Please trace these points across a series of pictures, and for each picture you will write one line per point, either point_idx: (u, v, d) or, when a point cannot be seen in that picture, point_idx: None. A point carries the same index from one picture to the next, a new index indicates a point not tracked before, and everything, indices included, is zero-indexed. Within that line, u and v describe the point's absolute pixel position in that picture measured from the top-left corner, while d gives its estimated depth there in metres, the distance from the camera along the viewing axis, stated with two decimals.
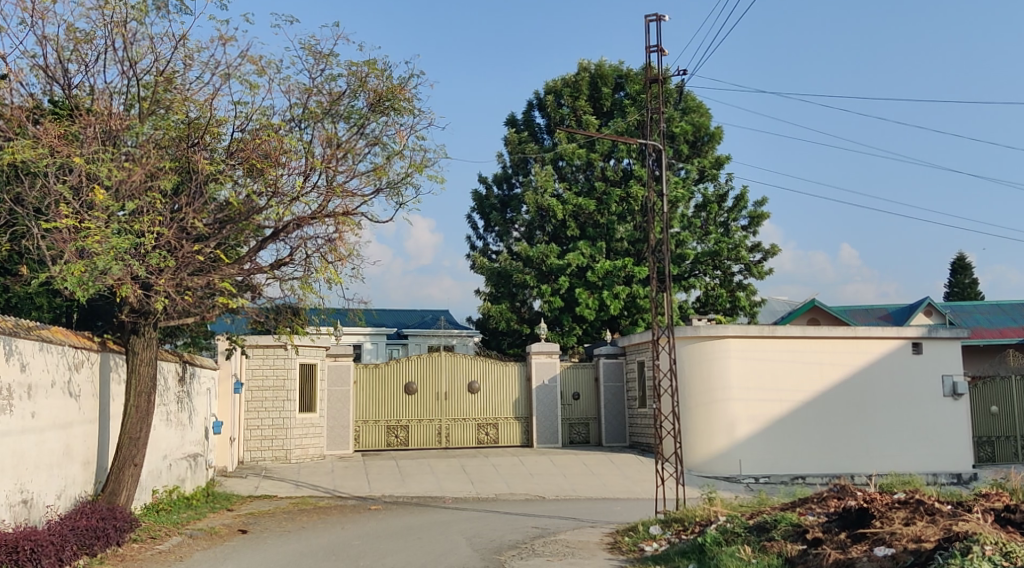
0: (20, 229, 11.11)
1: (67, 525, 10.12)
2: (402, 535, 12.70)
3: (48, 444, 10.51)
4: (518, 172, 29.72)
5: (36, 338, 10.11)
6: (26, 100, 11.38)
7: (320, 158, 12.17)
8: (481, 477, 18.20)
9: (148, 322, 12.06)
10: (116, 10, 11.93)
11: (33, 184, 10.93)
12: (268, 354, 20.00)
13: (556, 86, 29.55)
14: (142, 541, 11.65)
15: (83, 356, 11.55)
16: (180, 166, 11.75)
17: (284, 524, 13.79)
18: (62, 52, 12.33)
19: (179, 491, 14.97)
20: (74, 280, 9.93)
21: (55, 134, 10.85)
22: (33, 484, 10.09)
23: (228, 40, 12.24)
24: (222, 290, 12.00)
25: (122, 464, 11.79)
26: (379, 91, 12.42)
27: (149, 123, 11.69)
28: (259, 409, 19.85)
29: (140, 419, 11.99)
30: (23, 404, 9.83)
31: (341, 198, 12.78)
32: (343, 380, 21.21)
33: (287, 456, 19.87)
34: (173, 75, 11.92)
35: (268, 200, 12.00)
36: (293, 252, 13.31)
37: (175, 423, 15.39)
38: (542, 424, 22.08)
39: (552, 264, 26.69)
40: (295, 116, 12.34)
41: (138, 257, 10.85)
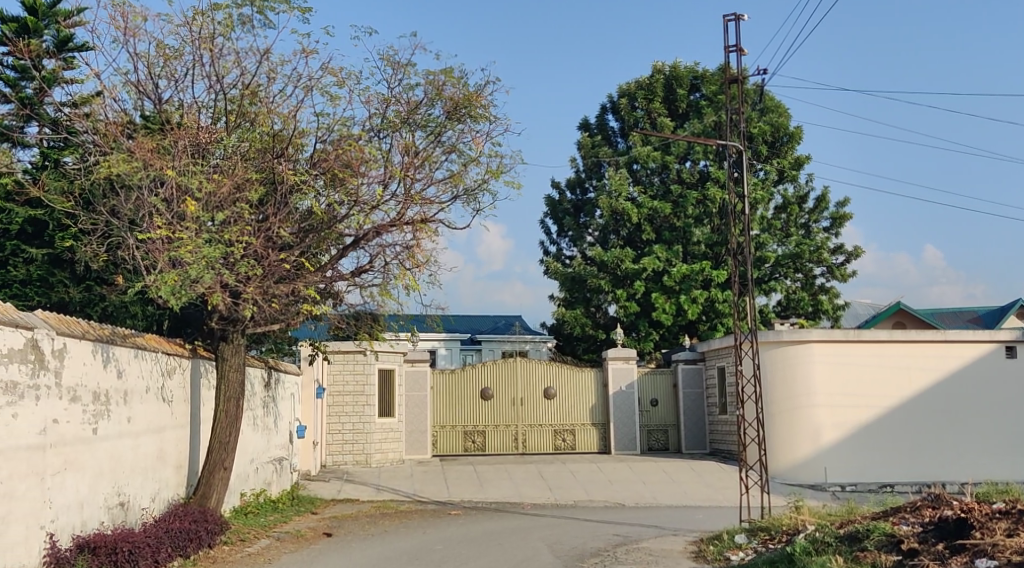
0: (116, 240, 11.53)
1: (162, 527, 10.45)
2: (484, 540, 12.79)
3: (143, 449, 10.85)
4: (592, 177, 29.59)
5: (132, 346, 10.47)
6: (120, 115, 11.80)
7: (399, 167, 12.34)
8: (561, 483, 18.20)
9: (236, 329, 12.36)
10: (203, 26, 12.29)
11: (128, 197, 11.30)
12: (348, 359, 20.36)
13: (630, 88, 29.35)
14: (232, 543, 11.94)
15: (176, 362, 11.91)
16: (265, 177, 12.00)
17: (368, 528, 14.01)
18: (153, 68, 12.76)
19: (266, 494, 15.34)
20: (167, 289, 10.29)
21: (148, 148, 11.20)
22: (130, 487, 10.44)
23: (308, 53, 12.51)
24: (305, 297, 12.23)
25: (213, 468, 12.11)
26: (456, 99, 12.55)
27: (236, 135, 12.04)
28: (341, 414, 20.22)
29: (229, 423, 12.29)
30: (119, 408, 10.17)
31: (419, 206, 12.93)
32: (420, 385, 21.47)
33: (367, 460, 20.17)
34: (257, 88, 12.25)
35: (349, 210, 12.19)
36: (372, 259, 13.53)
37: (262, 427, 15.76)
38: (621, 430, 21.96)
39: (627, 269, 26.54)
40: (375, 126, 12.53)
41: (228, 265, 11.13)
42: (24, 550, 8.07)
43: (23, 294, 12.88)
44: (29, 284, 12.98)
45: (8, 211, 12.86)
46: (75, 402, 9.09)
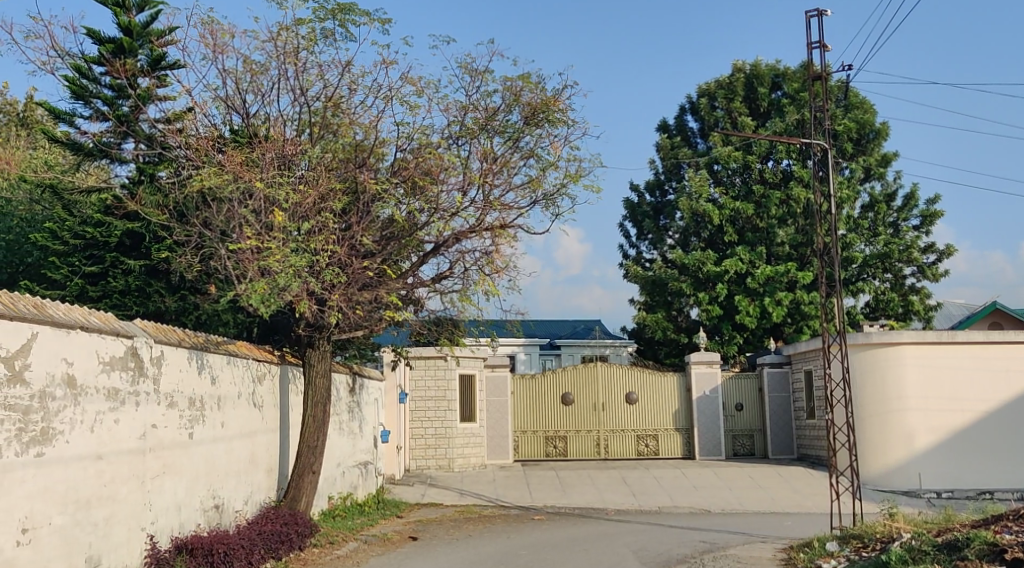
0: (208, 250, 11.89)
1: (255, 530, 10.71)
2: (570, 546, 12.79)
3: (236, 452, 11.14)
4: (671, 178, 29.35)
5: (224, 352, 10.76)
6: (210, 129, 12.16)
7: (478, 173, 12.43)
8: (644, 489, 18.07)
9: (323, 335, 12.60)
10: (288, 40, 12.58)
11: (220, 209, 11.64)
12: (430, 365, 20.59)
13: (710, 88, 29.10)
14: (322, 546, 12.18)
15: (266, 368, 12.21)
16: (348, 187, 12.20)
17: (453, 532, 14.12)
18: (241, 83, 13.11)
19: (352, 498, 15.59)
20: (257, 297, 10.55)
21: (238, 161, 11.53)
22: (224, 490, 10.73)
23: (388, 64, 12.72)
24: (387, 303, 12.39)
25: (302, 471, 12.37)
26: (534, 104, 12.59)
27: (319, 146, 12.28)
28: (423, 419, 20.46)
29: (317, 428, 12.54)
30: (213, 414, 10.45)
31: (499, 211, 13.01)
32: (501, 390, 21.58)
33: (450, 465, 20.33)
34: (339, 99, 12.49)
35: (429, 217, 12.32)
36: (452, 266, 13.66)
37: (348, 431, 16.03)
38: (705, 435, 21.68)
39: (709, 271, 26.18)
40: (453, 133, 12.65)
41: (314, 273, 11.37)
42: (126, 551, 8.35)
43: (123, 304, 13.33)
44: (128, 294, 13.43)
45: (108, 225, 13.35)
46: (172, 408, 9.37)
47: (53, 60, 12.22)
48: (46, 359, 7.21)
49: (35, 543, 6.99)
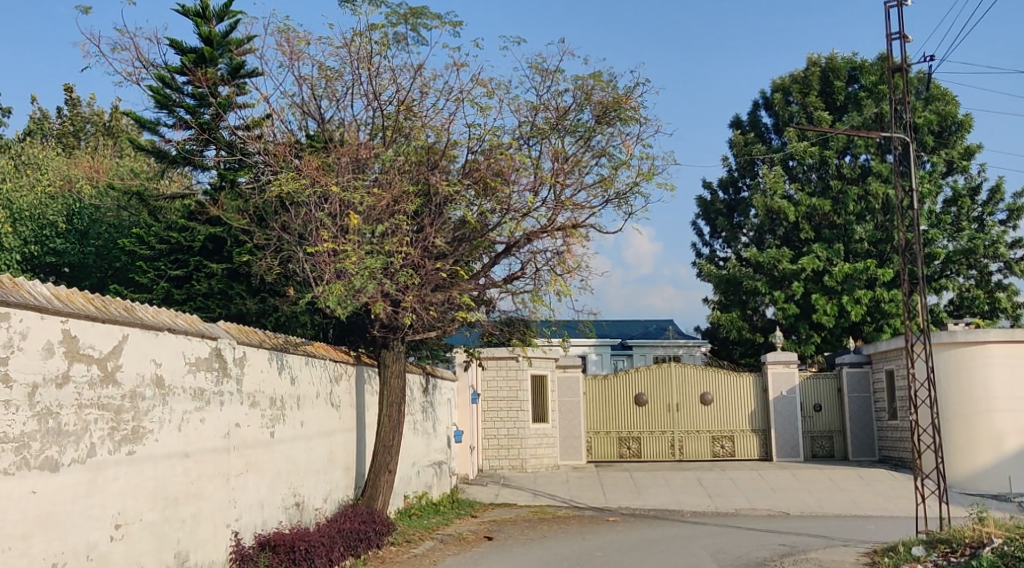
0: (287, 253, 12.10)
1: (334, 527, 10.86)
2: (646, 547, 12.70)
3: (316, 451, 11.34)
4: (745, 175, 28.92)
5: (303, 353, 10.95)
6: (287, 135, 12.40)
7: (549, 173, 12.41)
8: (720, 491, 17.84)
9: (397, 336, 12.71)
10: (361, 46, 12.74)
11: (298, 213, 11.87)
12: (502, 365, 20.67)
13: (784, 83, 28.64)
14: (399, 544, 12.31)
15: (343, 369, 12.40)
16: (421, 190, 12.30)
17: (528, 532, 14.16)
18: (316, 89, 13.32)
19: (427, 497, 15.73)
20: (334, 299, 10.74)
21: (314, 165, 11.75)
22: (304, 488, 10.92)
23: (460, 66, 12.78)
24: (460, 304, 12.41)
25: (378, 471, 12.52)
26: (605, 103, 12.55)
27: (392, 149, 12.39)
28: (496, 419, 20.55)
29: (393, 428, 12.65)
30: (293, 413, 10.64)
31: (571, 210, 12.98)
32: (573, 391, 21.60)
33: (523, 465, 20.36)
34: (411, 103, 12.58)
35: (501, 217, 12.33)
36: (524, 266, 13.68)
37: (422, 431, 16.17)
38: (782, 436, 21.32)
39: (785, 269, 25.72)
40: (524, 133, 12.65)
41: (388, 275, 11.48)
42: (212, 547, 8.56)
43: (206, 306, 13.64)
44: (211, 296, 13.75)
45: (191, 230, 13.76)
46: (254, 407, 9.57)
47: (138, 71, 12.59)
48: (137, 360, 7.43)
49: (127, 538, 7.21)
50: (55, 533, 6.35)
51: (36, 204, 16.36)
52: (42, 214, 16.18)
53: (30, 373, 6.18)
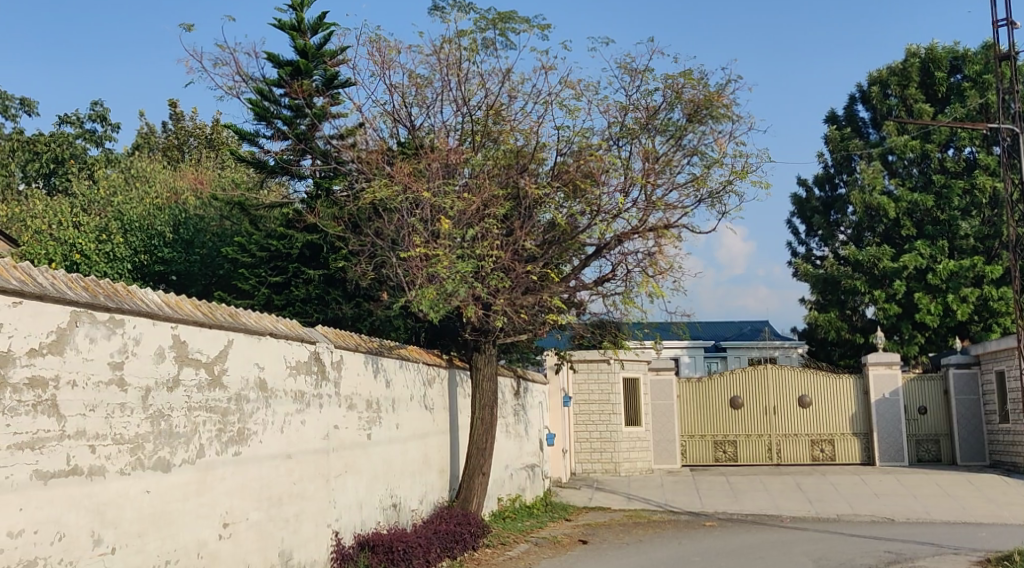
0: (380, 259, 12.25)
1: (430, 528, 10.95)
2: (745, 553, 12.44)
3: (411, 453, 11.45)
4: (842, 171, 28.22)
5: (397, 356, 11.06)
6: (379, 143, 12.57)
7: (640, 173, 12.26)
8: (821, 496, 17.38)
9: (488, 339, 12.74)
10: (450, 52, 12.82)
11: (391, 219, 12.02)
12: (594, 368, 20.58)
13: (882, 76, 27.89)
14: (494, 546, 12.33)
15: (435, 372, 12.49)
16: (510, 193, 12.29)
17: (623, 536, 14.03)
18: (406, 97, 13.47)
19: (521, 500, 15.73)
20: (427, 304, 10.82)
21: (406, 172, 11.87)
22: (401, 490, 11.03)
23: (548, 69, 12.74)
24: (550, 307, 12.34)
25: (472, 473, 12.56)
26: (697, 101, 12.35)
27: (481, 154, 12.42)
28: (588, 422, 20.46)
29: (486, 430, 12.67)
30: (389, 416, 10.75)
31: (663, 211, 12.83)
32: (666, 394, 21.45)
33: (617, 469, 20.21)
34: (500, 107, 12.61)
35: (592, 219, 12.18)
36: (615, 268, 13.57)
37: (514, 434, 16.19)
38: (885, 440, 20.64)
39: (886, 267, 24.99)
40: (614, 134, 12.54)
41: (480, 278, 11.50)
42: (314, 546, 8.71)
43: (305, 311, 13.88)
44: (309, 302, 13.99)
45: (290, 237, 14.04)
46: (352, 409, 9.71)
47: (238, 85, 12.94)
48: (241, 364, 7.61)
49: (235, 537, 7.38)
50: (168, 531, 6.54)
51: (144, 216, 16.84)
52: (150, 225, 16.67)
53: (144, 377, 6.38)
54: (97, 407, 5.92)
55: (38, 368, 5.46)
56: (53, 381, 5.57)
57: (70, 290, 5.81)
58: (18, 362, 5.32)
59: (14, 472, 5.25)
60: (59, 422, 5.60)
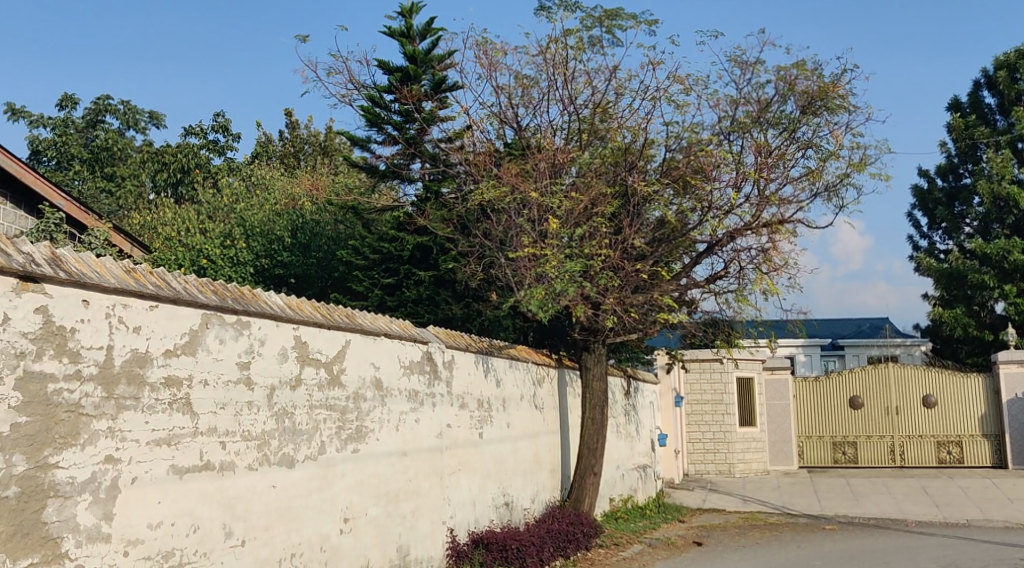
0: (489, 259, 12.33)
1: (543, 528, 10.96)
2: (869, 558, 12.03)
3: (522, 452, 11.49)
4: (966, 161, 26.98)
5: (507, 356, 11.11)
6: (485, 144, 12.65)
7: (752, 168, 11.99)
8: (949, 500, 16.67)
9: (598, 339, 12.68)
10: (556, 52, 12.81)
11: (499, 220, 12.11)
12: (706, 367, 20.30)
13: (1009, 60, 26.63)
14: (607, 547, 12.26)
15: (545, 371, 12.50)
16: (619, 191, 12.20)
17: (739, 539, 13.76)
18: (513, 98, 13.52)
19: (633, 501, 15.60)
20: (536, 304, 10.81)
21: (513, 172, 11.90)
22: (513, 489, 11.08)
23: (656, 65, 12.60)
24: (661, 305, 12.16)
25: (584, 473, 12.50)
26: (811, 92, 12.01)
27: (589, 152, 12.35)
28: (700, 423, 20.19)
29: (596, 430, 12.60)
30: (500, 415, 10.82)
31: (777, 206, 12.52)
32: (781, 394, 21.03)
33: (731, 470, 19.85)
34: (607, 104, 12.52)
35: (702, 216, 12.02)
36: (727, 265, 13.33)
37: (626, 434, 16.07)
38: (1018, 442, 19.59)
39: (1017, 261, 23.85)
40: (725, 128, 12.30)
41: (589, 277, 11.45)
42: (430, 542, 8.83)
43: (416, 312, 14.06)
44: (420, 303, 14.16)
45: (401, 240, 14.31)
46: (463, 408, 9.80)
47: (351, 93, 13.25)
48: (357, 363, 7.77)
49: (355, 531, 7.55)
50: (293, 525, 6.73)
51: (264, 222, 17.42)
52: (270, 231, 17.18)
53: (269, 376, 6.57)
54: (227, 405, 6.13)
55: (173, 368, 5.69)
56: (187, 380, 5.80)
57: (201, 294, 6.03)
58: (155, 362, 5.55)
59: (152, 466, 5.47)
60: (193, 419, 5.83)
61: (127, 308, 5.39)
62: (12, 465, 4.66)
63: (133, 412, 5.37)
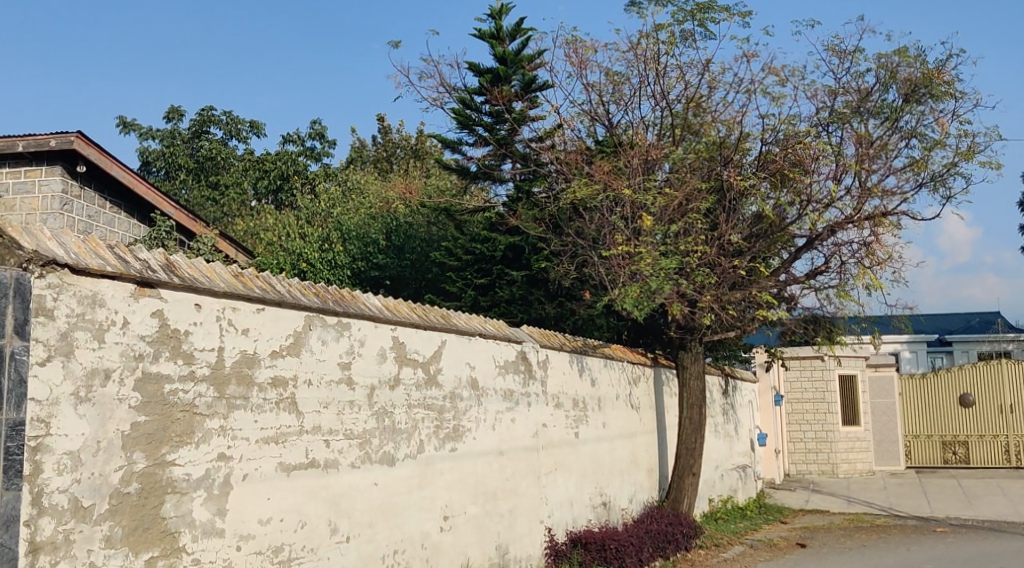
0: (582, 258, 12.28)
1: (642, 528, 10.86)
2: (984, 562, 11.57)
3: (619, 452, 11.42)
4: None
5: (602, 355, 11.06)
6: (577, 143, 12.65)
7: (854, 159, 11.64)
8: None
9: (695, 337, 12.50)
10: (647, 47, 12.66)
11: (592, 218, 12.04)
12: (806, 366, 19.90)
13: None
14: (707, 548, 12.09)
15: (641, 370, 12.39)
16: (715, 187, 11.99)
17: (845, 541, 13.39)
18: (604, 95, 13.45)
19: (734, 501, 15.35)
20: (631, 302, 10.72)
21: (606, 170, 11.83)
22: (610, 488, 11.02)
23: (750, 56, 12.35)
24: (759, 302, 11.94)
25: (682, 473, 12.35)
26: (914, 79, 11.62)
27: (683, 148, 12.23)
28: (801, 422, 19.77)
29: (695, 429, 12.44)
30: (596, 414, 10.77)
31: (879, 197, 12.14)
32: (886, 392, 20.35)
33: (834, 470, 19.36)
34: (700, 99, 12.33)
35: (801, 210, 11.77)
36: (828, 260, 12.99)
37: (724, 433, 15.82)
38: None
39: None
40: (823, 120, 11.98)
41: (685, 275, 11.28)
42: (529, 541, 8.86)
43: (510, 312, 14.06)
44: (513, 302, 14.16)
45: (493, 240, 14.31)
46: (559, 408, 9.78)
47: (442, 96, 13.37)
48: (454, 363, 7.83)
49: (455, 529, 7.62)
50: (395, 522, 6.82)
51: (360, 225, 17.62)
52: (365, 233, 17.36)
53: (369, 376, 6.68)
54: (330, 404, 6.25)
55: (279, 368, 5.83)
56: (292, 380, 5.94)
57: (303, 296, 6.16)
58: (262, 362, 5.69)
59: (261, 464, 5.62)
60: (298, 418, 5.96)
61: (236, 311, 5.54)
62: (133, 462, 4.84)
63: (243, 412, 5.52)
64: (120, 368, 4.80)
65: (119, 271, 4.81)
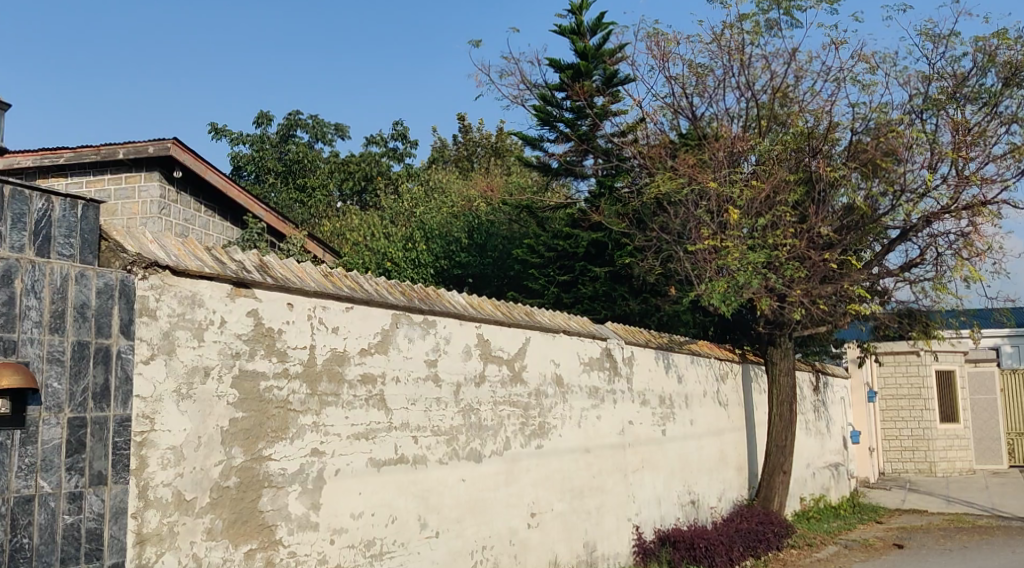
0: (667, 253, 12.15)
1: (731, 527, 10.71)
2: None
3: (708, 450, 11.28)
4: None
5: (689, 351, 10.94)
6: (660, 136, 12.51)
7: (950, 147, 11.25)
8: None
9: (784, 333, 12.28)
10: (732, 37, 12.47)
11: (677, 212, 11.89)
12: (901, 361, 19.31)
13: None
14: (799, 547, 11.87)
15: (729, 366, 12.22)
16: (804, 178, 11.71)
17: (944, 542, 12.99)
18: (687, 88, 13.29)
19: (826, 500, 15.02)
20: (718, 296, 10.58)
21: (690, 163, 11.70)
22: (699, 486, 10.90)
23: (839, 44, 12.05)
24: (851, 296, 11.68)
25: (772, 471, 12.14)
26: (1014, 63, 11.21)
27: (769, 138, 11.96)
28: (896, 419, 19.21)
29: (785, 426, 12.21)
30: (683, 412, 10.66)
31: (978, 186, 11.72)
32: (987, 387, 19.69)
33: (931, 469, 18.79)
34: (787, 89, 12.12)
35: (894, 200, 11.45)
36: (923, 252, 12.61)
37: (815, 431, 15.49)
38: None
39: None
40: (916, 107, 11.62)
41: (774, 269, 11.05)
42: (617, 539, 8.83)
43: (593, 308, 13.95)
44: (597, 299, 14.04)
45: (575, 237, 14.18)
46: (645, 405, 9.71)
47: (523, 94, 13.40)
48: (538, 360, 7.84)
49: (542, 526, 7.63)
50: (483, 518, 6.87)
51: (443, 224, 17.78)
52: (448, 232, 17.51)
53: (456, 372, 6.74)
54: (418, 401, 6.32)
55: (368, 365, 5.93)
56: (381, 377, 6.03)
57: (390, 295, 6.24)
58: (352, 360, 5.80)
59: (353, 459, 5.72)
60: (387, 414, 6.05)
61: (326, 309, 5.64)
62: (232, 457, 4.97)
63: (334, 408, 5.63)
64: (218, 366, 4.94)
65: (216, 272, 4.95)
